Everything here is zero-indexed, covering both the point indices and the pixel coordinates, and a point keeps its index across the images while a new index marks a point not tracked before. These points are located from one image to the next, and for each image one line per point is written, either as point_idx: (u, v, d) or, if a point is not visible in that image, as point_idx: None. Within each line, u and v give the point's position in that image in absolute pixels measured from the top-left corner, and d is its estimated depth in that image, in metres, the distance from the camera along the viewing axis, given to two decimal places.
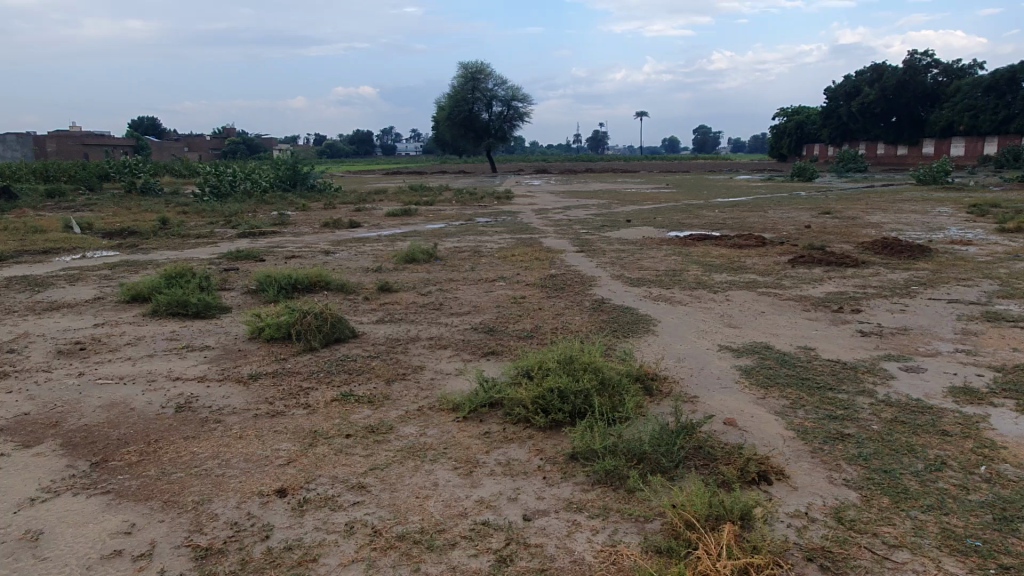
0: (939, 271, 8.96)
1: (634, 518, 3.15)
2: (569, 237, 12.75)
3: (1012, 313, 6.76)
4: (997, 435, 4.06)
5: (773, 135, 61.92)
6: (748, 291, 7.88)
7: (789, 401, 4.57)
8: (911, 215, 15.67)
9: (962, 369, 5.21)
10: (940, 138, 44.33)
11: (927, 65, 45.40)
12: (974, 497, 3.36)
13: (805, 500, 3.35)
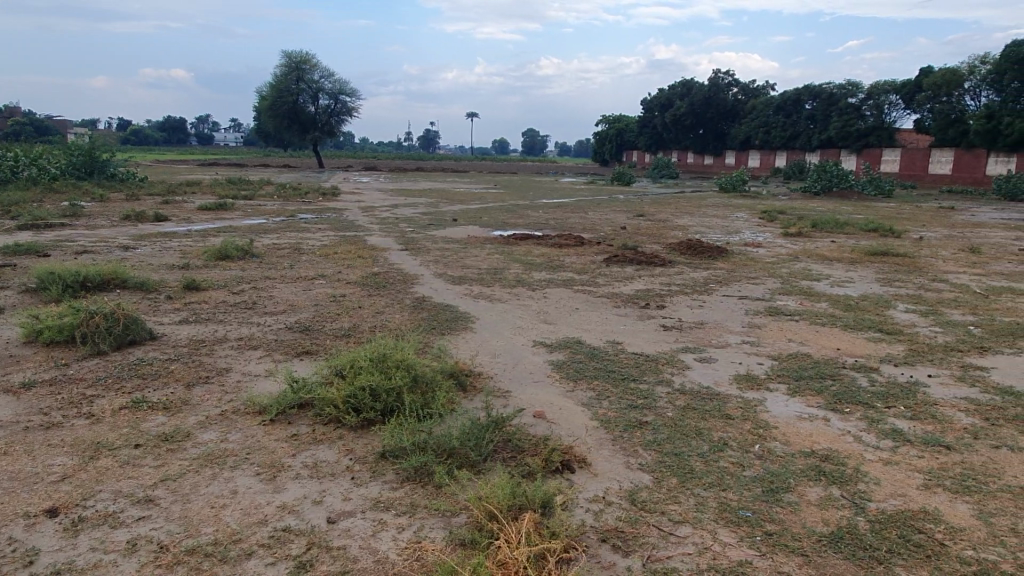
0: (732, 270, 9.87)
1: (441, 513, 3.16)
2: (394, 236, 12.62)
3: (789, 308, 7.59)
4: (770, 417, 4.53)
5: (597, 140, 65.30)
6: (565, 289, 8.24)
7: (595, 393, 4.81)
8: (713, 220, 17.14)
9: (746, 359, 5.76)
10: (740, 150, 48.90)
11: (729, 83, 49.88)
12: (748, 472, 3.73)
13: (603, 485, 3.54)
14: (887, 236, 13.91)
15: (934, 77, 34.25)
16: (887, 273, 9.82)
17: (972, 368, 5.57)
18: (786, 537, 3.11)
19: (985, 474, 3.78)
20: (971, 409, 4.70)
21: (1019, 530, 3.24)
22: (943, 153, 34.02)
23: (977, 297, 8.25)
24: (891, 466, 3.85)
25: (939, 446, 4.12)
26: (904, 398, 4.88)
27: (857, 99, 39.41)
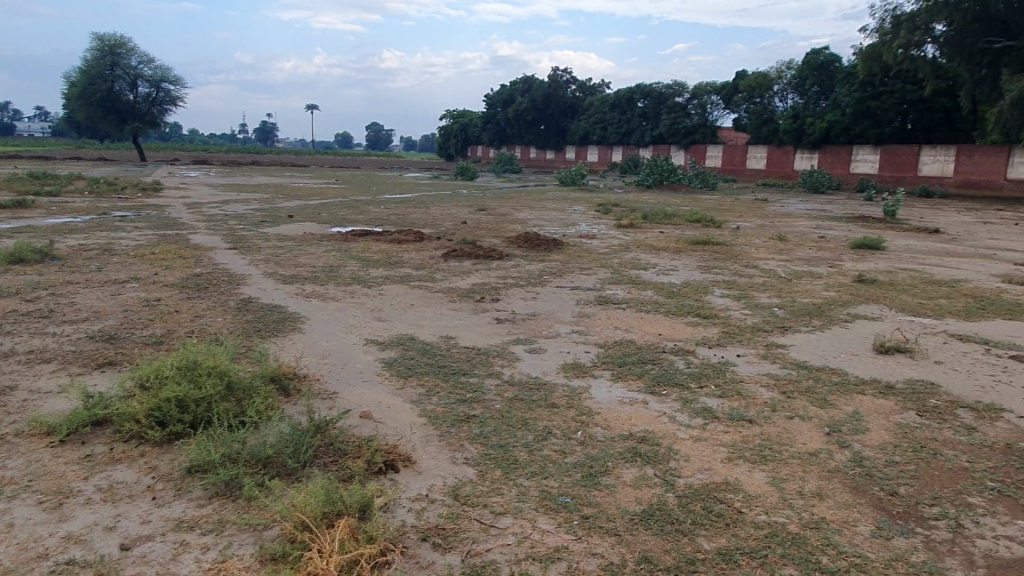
0: (567, 262, 10.18)
1: (251, 527, 2.98)
2: (222, 234, 11.89)
3: (617, 297, 7.93)
4: (594, 403, 4.69)
5: (441, 134, 65.33)
6: (401, 285, 8.12)
7: (424, 389, 4.77)
8: (551, 213, 17.63)
9: (575, 348, 5.94)
10: (579, 145, 50.73)
11: (567, 81, 51.69)
12: (570, 458, 3.84)
13: (426, 483, 3.50)
14: (709, 226, 14.91)
15: (749, 80, 38.20)
16: (707, 261, 10.53)
17: (773, 347, 6.10)
18: (601, 518, 3.23)
19: (780, 443, 4.14)
20: (771, 384, 5.14)
21: (806, 492, 3.56)
22: (758, 150, 37.23)
23: (782, 281, 9.04)
24: (700, 443, 4.11)
25: (742, 420, 4.46)
26: (714, 377, 5.25)
27: (683, 99, 42.24)
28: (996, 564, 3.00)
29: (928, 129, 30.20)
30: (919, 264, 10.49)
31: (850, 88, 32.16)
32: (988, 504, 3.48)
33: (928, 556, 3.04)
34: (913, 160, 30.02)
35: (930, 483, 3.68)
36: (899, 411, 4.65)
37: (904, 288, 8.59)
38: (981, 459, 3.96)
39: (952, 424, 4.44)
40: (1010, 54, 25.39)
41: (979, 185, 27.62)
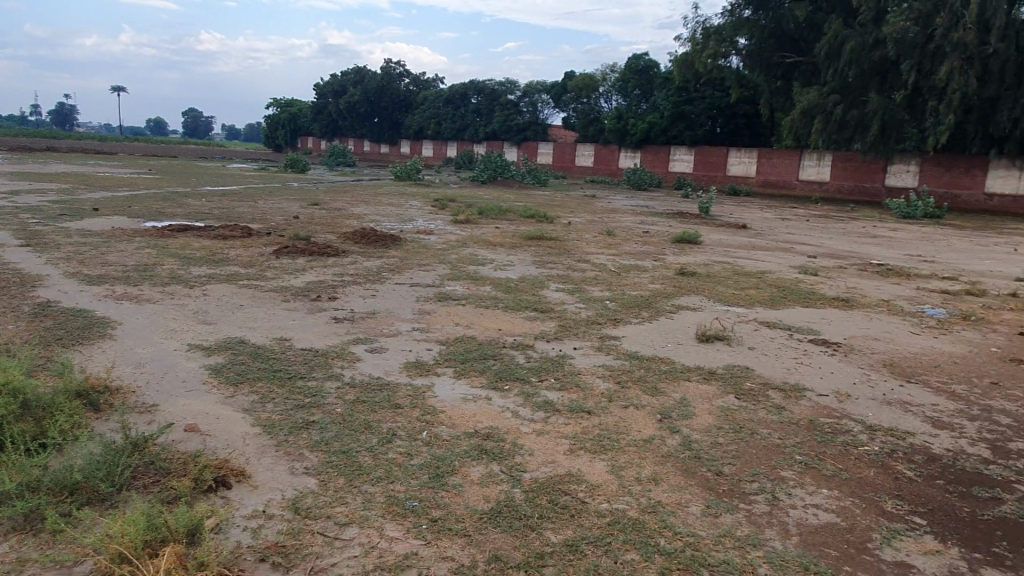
0: (405, 258, 10.04)
1: (59, 566, 2.64)
2: (11, 229, 10.51)
3: (457, 293, 7.92)
4: (438, 401, 4.64)
5: (268, 124, 62.25)
6: (227, 285, 7.59)
7: (258, 396, 4.48)
8: (388, 208, 17.36)
9: (417, 346, 5.85)
10: (413, 139, 50.37)
11: (400, 74, 51.14)
12: (415, 461, 3.76)
13: (263, 497, 3.28)
14: (543, 222, 15.35)
15: (577, 81, 39.96)
16: (542, 256, 10.81)
17: (607, 338, 6.36)
18: (449, 520, 3.19)
19: (617, 431, 4.32)
20: (608, 375, 5.36)
21: (643, 478, 3.74)
22: (586, 148, 38.86)
23: (612, 275, 9.48)
24: (543, 436, 4.18)
25: (582, 412, 4.60)
26: (553, 370, 5.37)
27: (515, 96, 43.24)
28: (807, 529, 3.31)
29: (732, 133, 33.91)
30: (731, 257, 11.45)
31: (667, 92, 34.55)
32: (798, 476, 3.84)
33: (751, 529, 3.29)
34: (721, 161, 32.86)
35: (749, 461, 4.00)
36: (720, 395, 5.02)
37: (719, 280, 9.32)
38: (790, 435, 4.37)
39: (765, 405, 4.87)
40: (798, 69, 28.78)
41: (777, 185, 31.16)
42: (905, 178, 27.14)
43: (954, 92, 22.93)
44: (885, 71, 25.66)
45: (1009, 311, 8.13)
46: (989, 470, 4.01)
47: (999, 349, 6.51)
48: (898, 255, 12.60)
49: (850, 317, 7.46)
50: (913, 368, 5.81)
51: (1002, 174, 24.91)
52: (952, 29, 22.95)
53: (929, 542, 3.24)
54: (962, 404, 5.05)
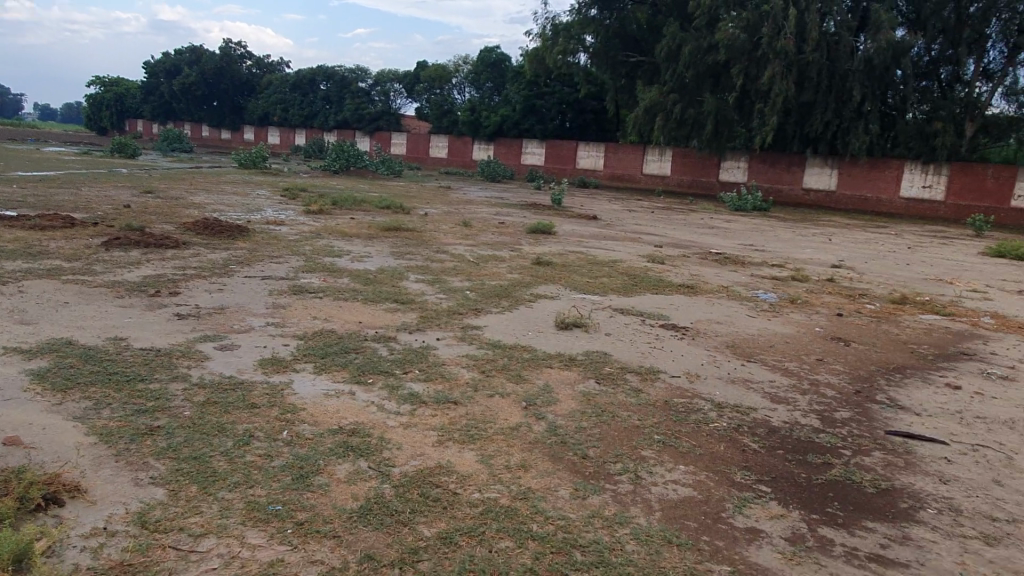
0: (254, 249, 9.51)
1: None
2: None
3: (312, 286, 7.59)
4: (297, 398, 4.42)
5: (90, 104, 56.81)
6: (48, 280, 6.82)
7: (92, 402, 4.05)
8: (232, 197, 16.39)
9: (272, 342, 5.54)
10: (258, 126, 47.91)
11: (241, 56, 48.41)
12: (276, 462, 3.56)
13: (103, 513, 2.97)
14: (398, 212, 15.11)
15: (429, 71, 39.74)
16: (399, 247, 10.63)
17: (469, 328, 6.36)
18: (317, 522, 3.05)
19: (484, 421, 4.32)
20: (472, 364, 5.36)
21: (512, 465, 3.76)
22: (440, 139, 38.72)
23: (471, 265, 9.49)
24: (410, 429, 4.09)
25: (448, 403, 4.56)
26: (418, 362, 5.28)
27: (366, 84, 42.28)
28: (668, 504, 3.48)
29: (581, 127, 35.20)
30: (584, 247, 11.85)
31: (518, 86, 35.17)
32: (656, 454, 4.02)
33: (617, 508, 3.40)
34: (571, 155, 33.92)
35: (611, 442, 4.14)
36: (580, 380, 5.18)
37: (574, 269, 9.60)
38: (648, 416, 4.58)
39: (623, 388, 5.07)
40: (641, 68, 30.09)
41: (623, 179, 32.60)
42: (736, 174, 29.80)
43: (777, 96, 25.22)
44: (717, 73, 27.55)
45: (827, 294, 9.02)
46: (820, 438, 4.40)
47: (822, 328, 7.21)
48: (733, 245, 13.60)
49: (695, 303, 7.95)
50: (751, 348, 6.29)
51: (816, 171, 28.07)
52: (775, 38, 24.71)
53: (774, 508, 3.51)
54: (794, 379, 5.53)
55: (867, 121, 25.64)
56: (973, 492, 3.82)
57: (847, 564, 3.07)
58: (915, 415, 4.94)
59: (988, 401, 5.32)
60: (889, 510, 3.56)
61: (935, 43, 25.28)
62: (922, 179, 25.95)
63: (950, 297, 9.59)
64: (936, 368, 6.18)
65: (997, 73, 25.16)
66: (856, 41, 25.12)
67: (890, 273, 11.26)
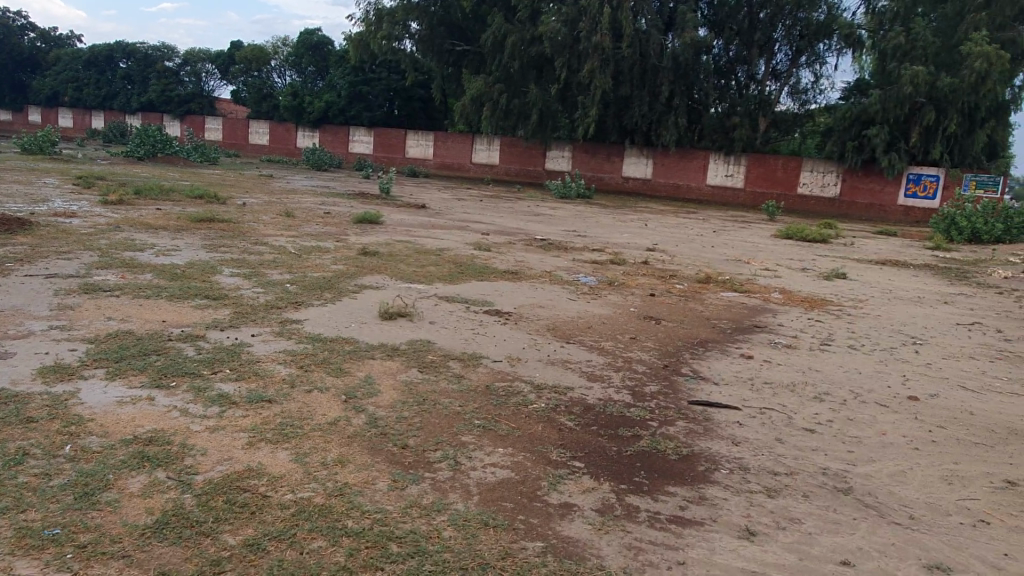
0: (38, 245, 8.49)
1: None
2: None
3: (108, 283, 6.89)
4: (85, 409, 3.99)
5: None
6: None
7: None
8: (12, 186, 14.53)
9: (56, 347, 4.97)
10: (46, 107, 42.89)
11: (23, 27, 43.06)
12: (56, 481, 3.19)
13: None
14: (212, 203, 14.12)
15: (245, 52, 37.55)
16: (212, 239, 9.94)
17: (288, 322, 6.07)
18: (103, 543, 2.78)
19: (300, 418, 4.14)
20: (288, 360, 5.11)
21: (327, 462, 3.63)
22: (260, 125, 36.71)
23: (291, 257, 9.05)
24: (217, 433, 3.83)
25: (261, 401, 4.32)
26: (228, 361, 4.95)
27: (174, 64, 39.16)
28: (485, 488, 3.52)
29: (410, 115, 34.94)
30: (411, 236, 11.74)
31: (343, 71, 34.16)
32: (477, 439, 4.06)
33: (436, 496, 3.40)
34: (399, 143, 33.50)
35: (432, 431, 4.13)
36: (404, 370, 5.11)
37: (400, 259, 9.46)
38: (469, 402, 4.62)
39: (445, 375, 5.08)
40: (467, 58, 30.46)
41: (453, 167, 32.65)
42: (560, 163, 30.98)
43: (596, 89, 26.50)
44: (540, 65, 28.35)
45: (642, 277, 9.58)
46: (630, 412, 4.66)
47: (636, 308, 7.66)
48: (557, 231, 14.08)
49: (520, 288, 8.13)
50: (571, 330, 6.54)
51: (633, 161, 29.84)
52: (592, 32, 25.80)
53: (586, 482, 3.67)
54: (609, 358, 5.83)
55: (676, 115, 27.58)
56: (760, 451, 4.22)
57: (650, 528, 3.27)
58: (713, 384, 5.38)
59: (774, 368, 5.91)
60: (688, 474, 3.84)
61: (732, 44, 27.57)
62: (725, 169, 28.41)
63: (747, 276, 10.55)
64: (733, 340, 6.77)
65: (783, 73, 27.95)
66: (665, 39, 26.77)
67: (697, 255, 12.19)
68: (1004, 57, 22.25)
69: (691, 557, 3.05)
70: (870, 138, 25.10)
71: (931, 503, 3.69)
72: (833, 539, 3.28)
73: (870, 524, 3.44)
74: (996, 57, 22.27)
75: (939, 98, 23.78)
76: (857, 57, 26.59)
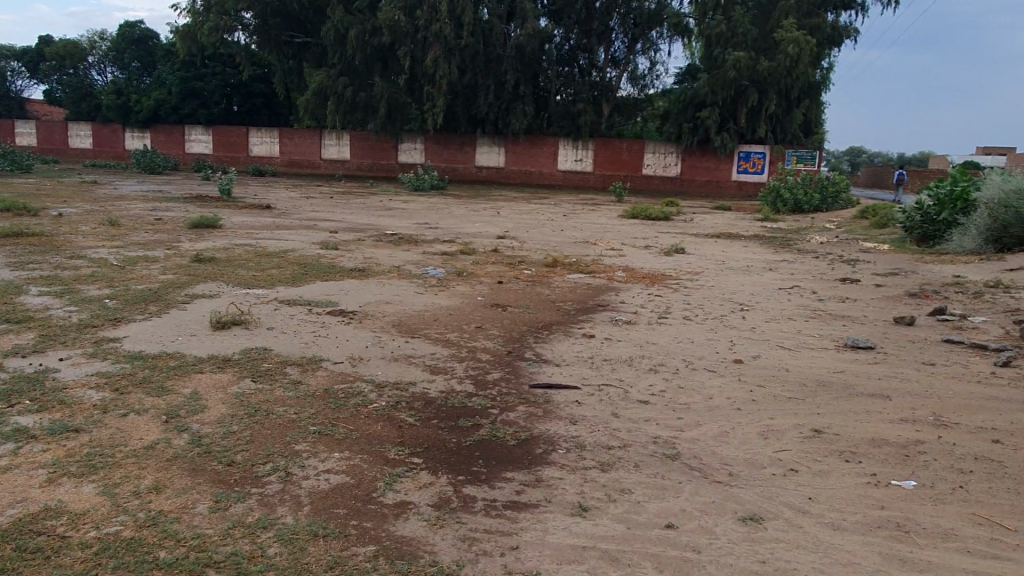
0: None
1: None
2: None
3: None
4: None
5: None
6: None
7: None
8: None
9: None
10: None
11: None
12: None
13: None
14: (22, 215, 12.79)
15: (56, 48, 34.24)
16: (19, 255, 8.99)
17: (104, 342, 5.57)
18: None
19: (112, 445, 3.80)
20: (102, 383, 4.68)
21: (141, 490, 3.36)
22: (81, 127, 33.74)
23: (113, 269, 8.36)
24: (10, 473, 3.44)
25: (67, 432, 3.93)
26: (29, 391, 4.46)
27: None
28: (316, 496, 3.39)
29: (251, 112, 33.32)
30: (252, 238, 11.21)
31: (172, 67, 32.01)
32: (311, 446, 3.91)
33: (261, 512, 3.22)
34: (243, 141, 31.93)
35: (262, 442, 3.92)
36: (235, 381, 4.83)
37: (237, 264, 8.98)
38: (305, 408, 4.43)
39: (280, 383, 4.85)
40: (308, 50, 29.68)
41: (302, 165, 31.52)
42: (413, 155, 30.77)
43: (442, 79, 26.45)
44: (385, 57, 27.88)
45: (491, 265, 9.63)
46: (472, 402, 4.66)
47: (484, 297, 7.70)
48: (408, 225, 13.92)
49: (365, 286, 7.93)
50: (416, 324, 6.46)
51: (486, 150, 30.15)
52: (431, 22, 25.88)
53: (423, 477, 3.62)
54: (454, 349, 5.81)
55: (523, 103, 28.06)
56: (596, 427, 4.35)
57: (485, 516, 3.27)
58: (555, 366, 5.49)
59: (615, 344, 6.13)
60: (526, 458, 3.88)
61: (572, 34, 28.38)
62: (574, 155, 29.35)
63: (593, 257, 10.89)
64: (576, 321, 6.95)
65: (622, 61, 29.12)
66: (508, 29, 27.12)
67: (546, 240, 12.45)
68: (811, 42, 24.29)
69: (523, 541, 3.08)
70: (703, 119, 26.76)
71: (748, 458, 3.95)
72: (659, 504, 3.42)
73: (694, 486, 3.62)
74: (804, 42, 24.29)
75: (760, 81, 25.62)
76: (688, 44, 28.15)
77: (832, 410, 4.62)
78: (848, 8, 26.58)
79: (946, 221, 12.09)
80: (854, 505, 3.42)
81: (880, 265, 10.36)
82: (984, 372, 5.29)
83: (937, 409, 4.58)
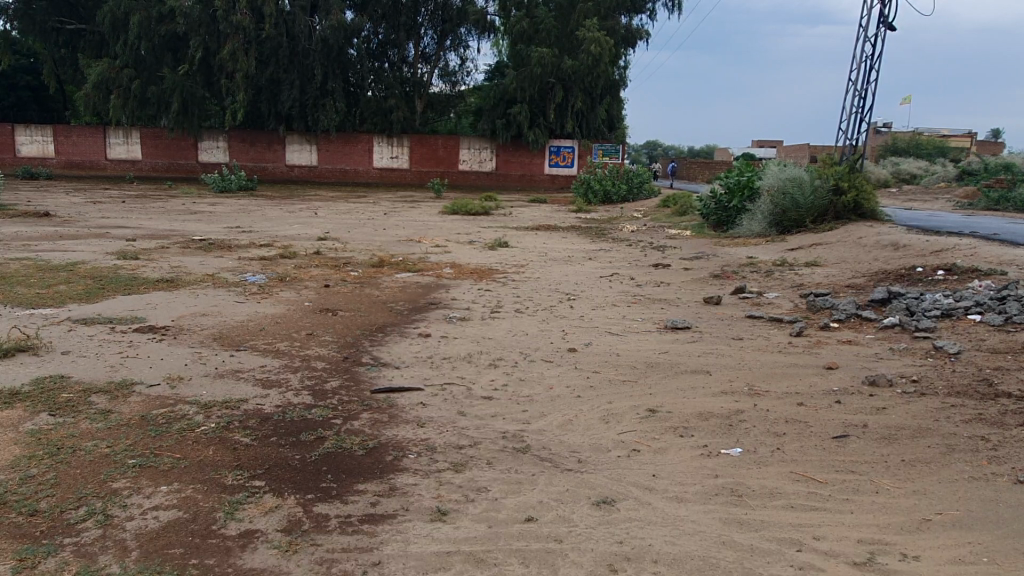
0: None
1: None
2: None
3: None
4: None
5: None
6: None
7: None
8: None
9: None
10: None
11: None
12: None
13: None
14: None
15: None
16: None
17: None
18: None
19: None
20: None
21: None
22: None
23: None
24: None
25: None
26: None
27: None
28: (146, 538, 3.03)
29: (17, 107, 29.65)
30: (31, 251, 9.87)
31: None
32: (132, 482, 3.49)
33: (79, 564, 2.83)
34: (7, 140, 28.02)
35: (71, 484, 3.44)
36: (28, 417, 4.20)
37: (15, 280, 7.88)
38: (120, 440, 3.95)
39: (87, 414, 4.29)
40: (83, 38, 26.83)
41: (83, 166, 28.25)
42: (216, 154, 28.78)
43: (241, 72, 24.93)
44: (176, 47, 26.13)
45: (315, 268, 9.23)
46: (311, 414, 4.42)
47: (310, 302, 7.35)
48: (217, 229, 13.00)
49: (176, 298, 7.26)
50: (239, 336, 6.02)
51: (295, 148, 28.96)
52: (228, 12, 24.35)
53: (268, 501, 3.37)
54: (285, 359, 5.48)
55: (333, 99, 27.26)
56: (444, 428, 4.29)
57: (341, 534, 3.11)
58: (394, 369, 5.36)
59: (451, 342, 6.10)
60: (377, 467, 3.75)
61: (380, 28, 27.41)
62: (390, 151, 29.13)
63: (419, 255, 10.79)
64: (410, 321, 6.83)
65: (432, 56, 29.17)
66: (312, 21, 26.14)
67: (369, 240, 12.18)
68: (610, 42, 25.84)
69: (385, 555, 2.96)
70: (515, 115, 27.63)
71: (595, 443, 4.10)
72: (515, 499, 3.45)
73: (546, 476, 3.69)
74: (604, 41, 25.73)
75: (564, 78, 26.93)
76: (495, 41, 28.75)
77: (662, 389, 4.94)
78: (639, 11, 28.49)
79: (736, 208, 13.37)
80: (693, 476, 3.66)
81: (683, 249, 11.25)
82: (783, 342, 5.92)
83: (749, 379, 5.05)
